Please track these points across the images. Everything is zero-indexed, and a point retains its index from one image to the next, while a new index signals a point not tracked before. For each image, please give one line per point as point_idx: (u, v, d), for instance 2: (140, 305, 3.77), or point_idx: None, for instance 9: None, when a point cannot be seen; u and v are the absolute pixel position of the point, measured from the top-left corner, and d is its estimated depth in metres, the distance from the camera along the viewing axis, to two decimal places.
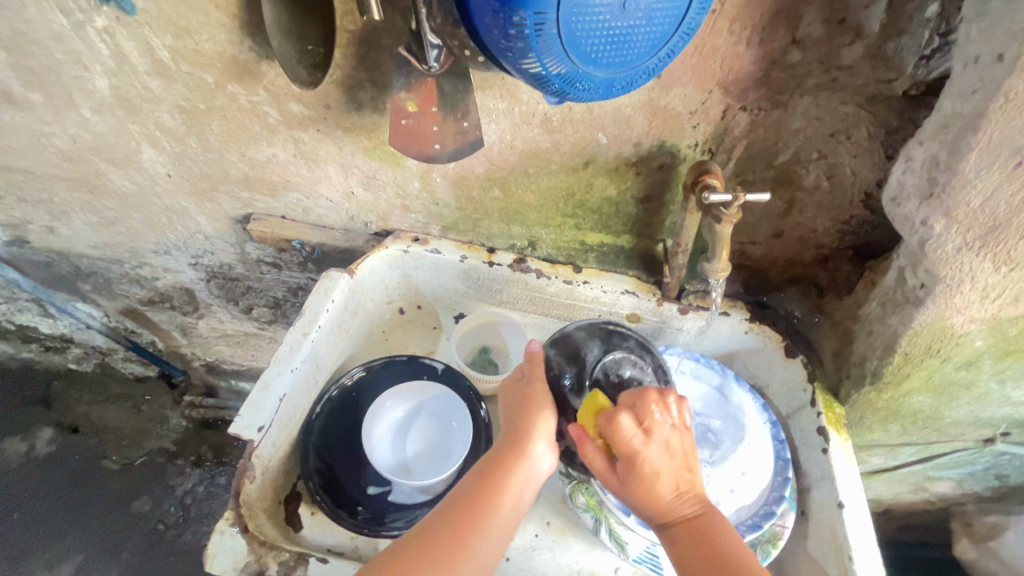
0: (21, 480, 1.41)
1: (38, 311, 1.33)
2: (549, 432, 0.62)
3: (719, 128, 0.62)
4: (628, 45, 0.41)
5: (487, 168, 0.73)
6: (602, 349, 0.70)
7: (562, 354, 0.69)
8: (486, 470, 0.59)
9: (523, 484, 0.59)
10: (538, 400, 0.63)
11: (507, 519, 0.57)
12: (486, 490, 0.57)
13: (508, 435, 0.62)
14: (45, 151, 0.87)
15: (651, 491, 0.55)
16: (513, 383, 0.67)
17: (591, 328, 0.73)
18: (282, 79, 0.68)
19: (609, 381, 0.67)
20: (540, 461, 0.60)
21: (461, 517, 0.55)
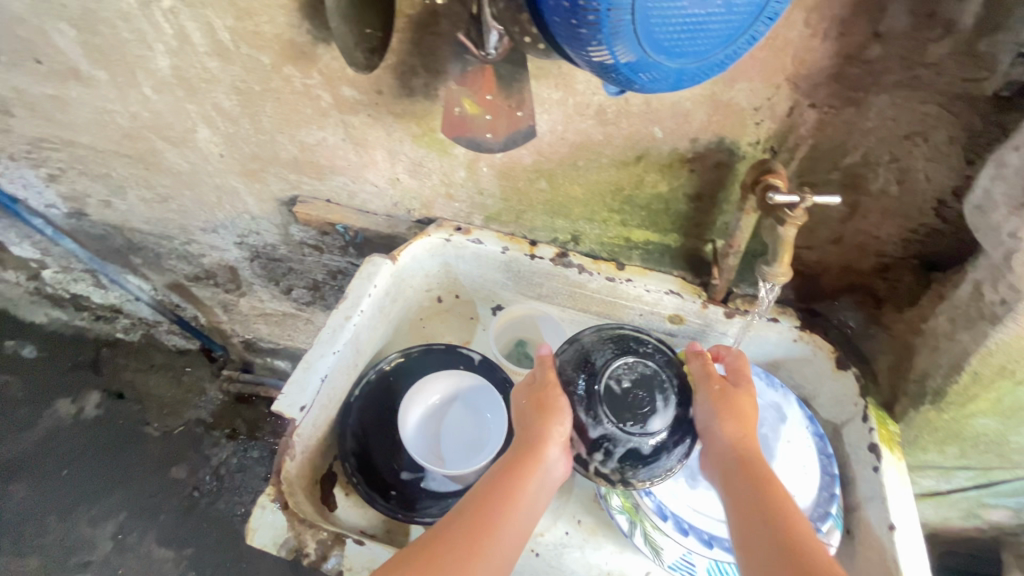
0: (70, 440, 1.49)
1: (91, 281, 1.39)
2: (562, 438, 0.60)
3: (784, 126, 0.59)
4: (703, 34, 0.39)
5: (535, 159, 0.72)
6: (614, 354, 0.62)
7: (568, 359, 0.64)
8: (500, 478, 0.59)
9: (537, 489, 0.59)
10: (553, 405, 0.61)
11: (524, 522, 0.58)
12: (500, 496, 0.58)
13: (522, 442, 0.61)
14: (107, 127, 0.90)
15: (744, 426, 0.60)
16: (526, 387, 0.65)
17: (600, 333, 0.65)
18: (336, 63, 0.68)
19: (611, 392, 0.60)
20: (552, 468, 0.60)
21: (478, 521, 0.56)
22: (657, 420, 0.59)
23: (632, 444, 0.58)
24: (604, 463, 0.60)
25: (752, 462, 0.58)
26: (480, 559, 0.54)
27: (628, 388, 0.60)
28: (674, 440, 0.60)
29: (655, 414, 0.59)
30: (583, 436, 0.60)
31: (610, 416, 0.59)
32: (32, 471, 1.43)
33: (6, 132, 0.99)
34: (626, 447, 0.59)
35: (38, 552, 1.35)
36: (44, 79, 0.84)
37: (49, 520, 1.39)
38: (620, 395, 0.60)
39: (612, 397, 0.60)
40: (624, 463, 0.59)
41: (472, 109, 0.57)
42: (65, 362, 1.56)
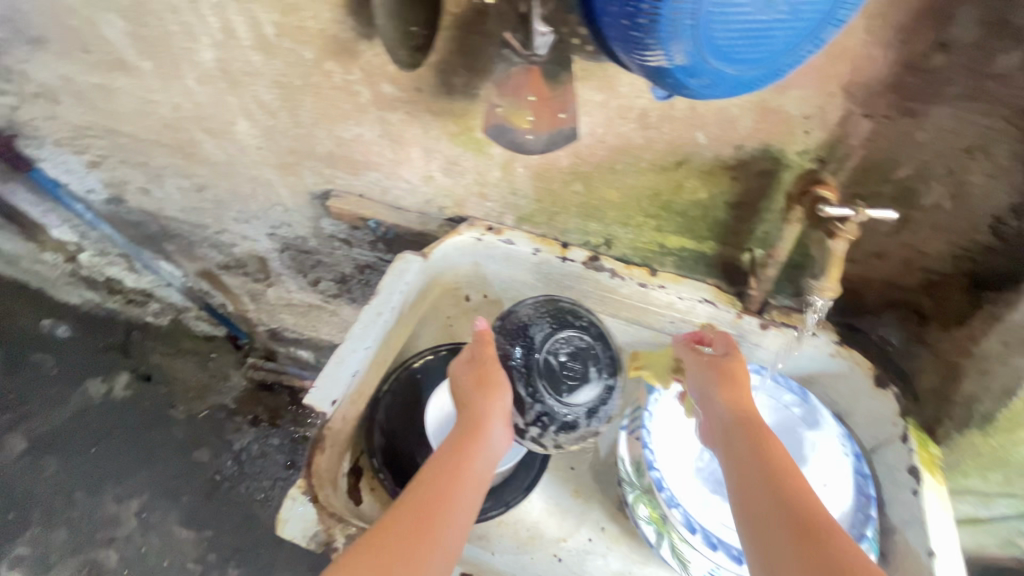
0: (99, 418, 1.52)
1: (125, 266, 1.42)
2: (502, 411, 0.65)
3: (835, 136, 0.57)
4: (765, 40, 0.38)
5: (572, 161, 0.71)
6: (550, 326, 0.69)
7: (507, 332, 0.70)
8: (448, 458, 0.61)
9: (484, 463, 0.62)
10: (492, 379, 0.66)
11: (476, 489, 0.60)
12: (453, 468, 0.60)
13: (467, 415, 0.64)
14: (150, 117, 0.92)
15: (734, 394, 0.63)
16: (464, 363, 0.68)
17: (540, 304, 0.71)
18: (377, 60, 0.68)
19: (548, 364, 0.68)
20: (490, 437, 0.63)
21: (434, 492, 0.58)
22: (587, 390, 0.67)
23: (565, 412, 0.66)
24: (539, 430, 0.67)
25: (749, 425, 0.60)
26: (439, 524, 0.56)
27: (564, 360, 0.68)
28: (601, 409, 0.67)
29: (586, 385, 0.67)
30: (519, 405, 0.67)
31: (546, 386, 0.67)
32: (63, 447, 1.46)
33: (52, 119, 1.01)
34: (558, 415, 0.66)
35: (65, 525, 1.38)
36: (91, 68, 0.86)
37: (78, 496, 1.42)
38: (555, 367, 0.68)
39: (548, 370, 0.68)
40: (556, 431, 0.66)
41: (524, 120, 0.56)
42: (97, 343, 1.60)
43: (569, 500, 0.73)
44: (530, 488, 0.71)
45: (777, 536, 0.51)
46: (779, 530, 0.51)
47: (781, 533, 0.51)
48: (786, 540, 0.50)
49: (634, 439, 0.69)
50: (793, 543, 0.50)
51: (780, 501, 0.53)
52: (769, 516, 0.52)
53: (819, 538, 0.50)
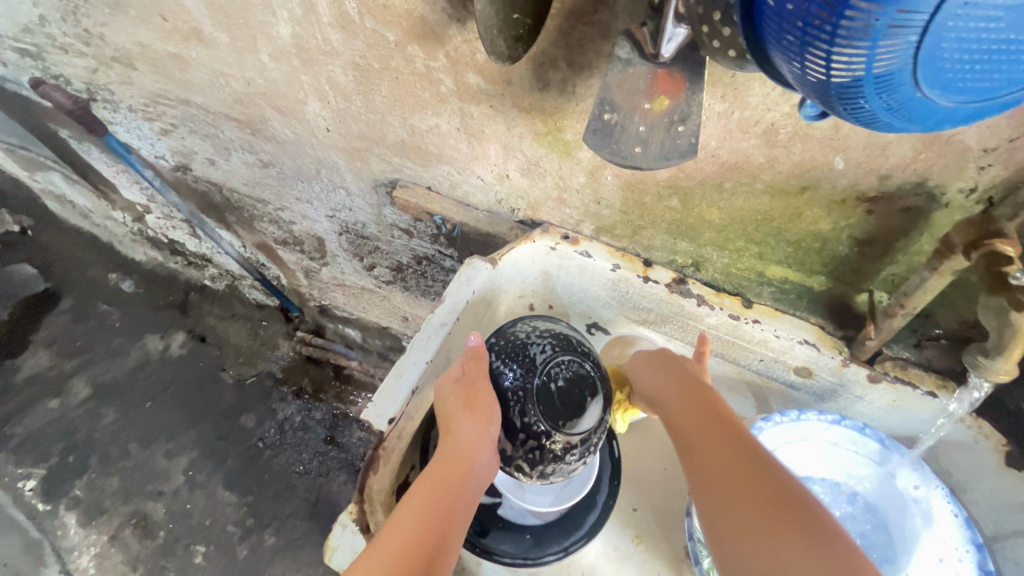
0: (154, 375, 1.54)
1: (188, 231, 1.43)
2: (489, 437, 0.59)
3: (1018, 175, 0.47)
4: (1010, 67, 0.28)
5: (671, 175, 0.63)
6: (550, 349, 0.60)
7: (502, 352, 0.62)
8: (434, 482, 0.56)
9: (467, 486, 0.57)
10: (481, 403, 0.59)
11: (465, 478, 0.57)
12: (435, 477, 0.57)
13: (455, 442, 0.58)
14: (222, 90, 0.89)
15: (671, 367, 0.64)
16: (452, 381, 0.61)
17: (537, 327, 0.63)
18: (467, 47, 0.61)
19: (546, 389, 0.58)
20: (480, 461, 0.58)
21: (420, 498, 0.55)
22: (586, 418, 0.59)
23: (559, 442, 0.57)
24: (529, 461, 0.58)
25: (695, 388, 0.61)
26: (434, 527, 0.53)
27: (562, 387, 0.58)
28: (596, 437, 0.60)
29: (584, 413, 0.58)
30: (508, 431, 0.59)
31: (542, 415, 0.58)
32: (121, 399, 1.50)
33: (127, 84, 1.00)
34: (553, 447, 0.57)
35: (118, 475, 1.41)
36: (168, 37, 0.83)
37: (131, 447, 1.45)
38: (553, 393, 0.58)
39: (545, 396, 0.58)
40: (548, 462, 0.58)
41: (660, 106, 0.47)
42: (157, 300, 1.64)
43: (630, 545, 0.66)
44: (592, 534, 0.65)
45: (723, 481, 0.51)
46: (731, 490, 0.50)
47: (726, 477, 0.51)
48: (733, 483, 0.50)
49: None
50: (741, 482, 0.50)
51: (725, 448, 0.53)
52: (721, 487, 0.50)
53: (760, 470, 0.50)
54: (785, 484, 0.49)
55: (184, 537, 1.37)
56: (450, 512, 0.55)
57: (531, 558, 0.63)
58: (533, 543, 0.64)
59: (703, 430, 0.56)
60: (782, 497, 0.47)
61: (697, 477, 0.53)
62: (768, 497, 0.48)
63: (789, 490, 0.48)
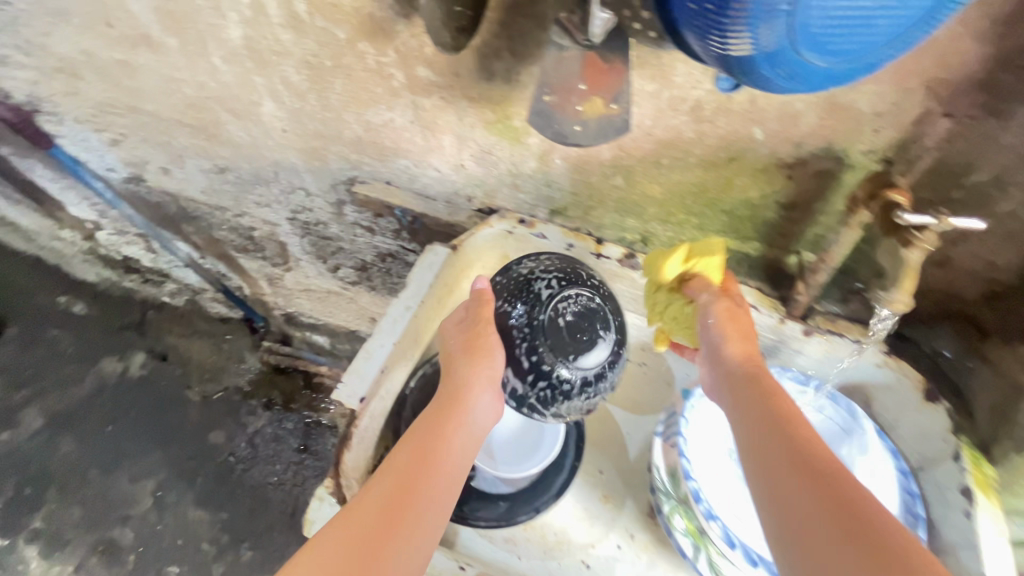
0: (113, 397, 1.50)
1: (143, 246, 1.39)
2: (491, 381, 0.61)
3: (907, 135, 0.53)
4: (866, 30, 0.34)
5: (614, 154, 0.67)
6: (556, 285, 0.62)
7: (506, 291, 0.64)
8: (428, 432, 0.58)
9: (463, 438, 0.59)
10: (482, 346, 0.61)
11: (463, 426, 0.59)
12: (428, 424, 0.59)
13: (453, 382, 0.60)
14: (173, 96, 0.89)
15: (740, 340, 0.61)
16: (455, 325, 0.64)
17: (540, 264, 0.65)
18: (414, 41, 0.64)
19: (554, 324, 0.60)
20: (477, 403, 0.60)
21: (414, 447, 0.57)
22: (595, 354, 0.60)
23: (569, 379, 0.60)
24: (541, 400, 0.61)
25: (757, 376, 0.58)
26: (416, 477, 0.54)
27: (570, 322, 0.60)
28: (609, 375, 0.62)
29: (593, 348, 0.60)
30: (518, 371, 0.61)
31: (550, 350, 0.59)
32: (80, 424, 1.45)
33: (72, 95, 0.99)
34: (563, 383, 0.60)
35: (81, 503, 1.37)
36: (114, 44, 0.83)
37: (94, 473, 1.40)
38: (562, 328, 0.60)
39: (555, 331, 0.60)
40: (558, 400, 0.60)
41: (592, 94, 0.52)
42: (113, 321, 1.58)
43: (598, 505, 0.70)
44: (561, 493, 0.69)
45: (788, 483, 0.49)
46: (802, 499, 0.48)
47: (795, 480, 0.49)
48: (789, 474, 0.49)
49: (670, 446, 0.65)
50: (811, 490, 0.48)
51: (783, 438, 0.52)
52: (787, 494, 0.48)
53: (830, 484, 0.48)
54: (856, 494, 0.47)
55: (155, 561, 1.34)
56: (438, 464, 0.56)
57: (505, 520, 0.68)
58: (506, 509, 0.68)
59: (765, 424, 0.54)
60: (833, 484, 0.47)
61: (760, 476, 0.51)
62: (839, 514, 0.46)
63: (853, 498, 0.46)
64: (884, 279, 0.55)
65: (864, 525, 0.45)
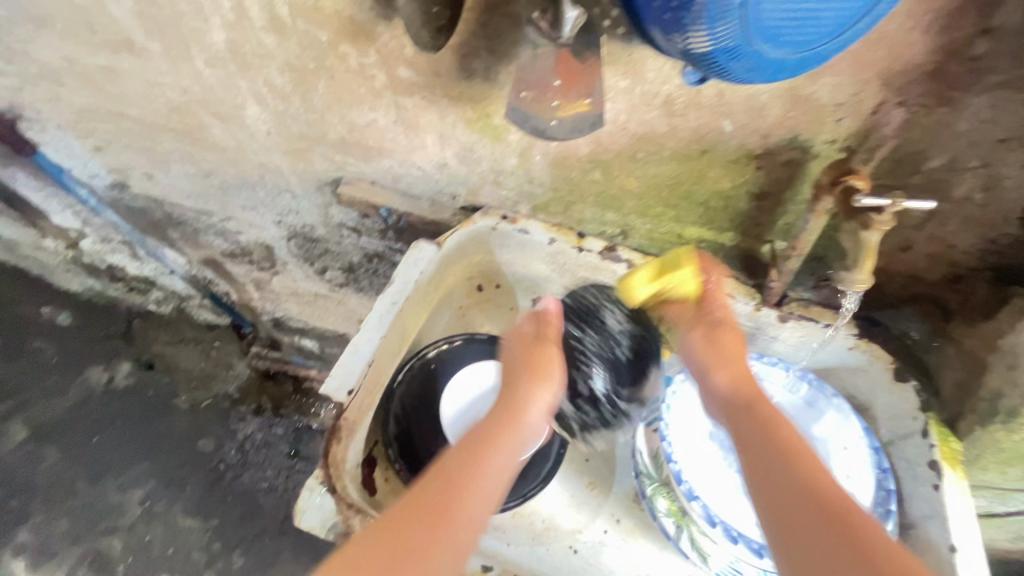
0: (100, 407, 1.48)
1: (128, 254, 1.38)
2: (548, 405, 0.62)
3: (866, 124, 0.56)
4: (813, 22, 0.37)
5: (592, 149, 0.70)
6: (621, 317, 0.66)
7: (574, 317, 0.68)
8: (479, 442, 0.59)
9: (512, 451, 0.59)
10: (546, 369, 0.62)
11: (513, 448, 0.59)
12: (482, 435, 0.59)
13: (512, 398, 0.62)
14: (157, 101, 0.90)
15: (726, 367, 0.61)
16: (525, 343, 0.65)
17: (607, 291, 0.68)
18: (395, 42, 0.66)
19: (619, 359, 0.66)
20: (531, 421, 0.61)
21: (463, 460, 0.57)
22: (644, 389, 0.67)
23: (619, 411, 0.67)
24: (584, 425, 0.68)
25: (753, 397, 0.59)
26: (466, 487, 0.55)
27: (631, 358, 0.66)
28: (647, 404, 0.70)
29: (645, 384, 0.67)
30: (573, 396, 0.68)
31: (610, 385, 0.66)
32: (66, 436, 1.44)
33: (55, 101, 0.99)
34: (612, 415, 0.67)
35: (68, 515, 1.36)
36: (97, 49, 0.84)
37: (82, 483, 1.39)
38: (623, 364, 0.66)
39: (618, 365, 0.66)
40: (601, 428, 0.68)
41: (566, 88, 0.54)
42: (98, 331, 1.56)
43: (585, 491, 0.72)
44: (548, 479, 0.70)
45: (790, 506, 0.50)
46: (799, 514, 0.49)
47: (809, 521, 0.48)
48: (784, 490, 0.51)
49: (652, 431, 0.68)
50: (827, 532, 0.47)
51: (777, 453, 0.53)
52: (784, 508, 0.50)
53: (824, 498, 0.49)
54: (871, 540, 0.46)
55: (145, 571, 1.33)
56: (488, 476, 0.56)
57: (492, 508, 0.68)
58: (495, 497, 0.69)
59: (772, 459, 0.53)
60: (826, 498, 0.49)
61: (763, 506, 0.52)
62: (833, 527, 0.47)
63: (845, 511, 0.48)
64: (845, 260, 0.59)
65: (854, 537, 0.46)
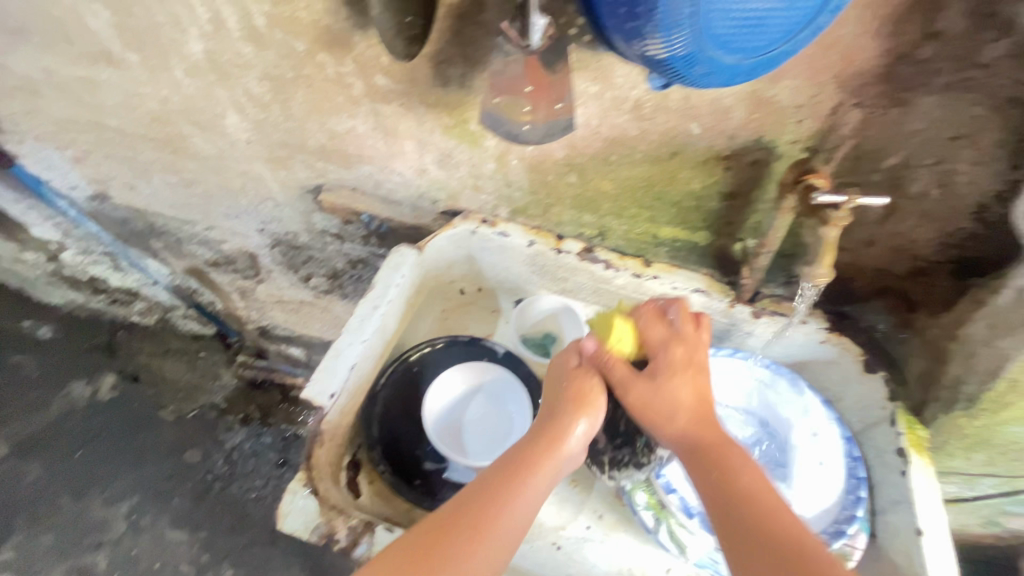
0: (83, 421, 1.47)
1: (110, 265, 1.37)
2: (589, 435, 0.61)
3: (825, 125, 0.59)
4: (762, 29, 0.39)
5: (567, 153, 0.71)
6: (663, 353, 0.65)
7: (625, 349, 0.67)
8: (521, 459, 0.58)
9: (554, 473, 0.58)
10: (591, 402, 0.61)
11: (552, 477, 0.58)
12: (523, 454, 0.58)
13: (554, 424, 0.60)
14: (136, 111, 0.90)
15: (677, 414, 0.59)
16: (570, 372, 0.64)
17: None
18: (372, 51, 0.68)
19: None
20: (571, 450, 0.59)
21: (503, 485, 0.55)
22: None
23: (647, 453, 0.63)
24: (614, 460, 0.66)
25: (705, 437, 0.58)
26: (507, 504, 0.54)
27: None
28: None
29: None
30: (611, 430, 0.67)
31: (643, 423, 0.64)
32: (48, 451, 1.42)
33: (33, 113, 0.98)
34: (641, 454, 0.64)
35: (52, 531, 1.34)
36: (75, 61, 0.84)
37: (66, 498, 1.37)
38: None
39: None
40: (629, 466, 0.65)
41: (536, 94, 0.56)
42: (81, 344, 1.55)
43: (568, 488, 0.73)
44: None
45: (755, 553, 0.50)
46: (765, 560, 0.50)
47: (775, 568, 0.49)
48: (747, 538, 0.51)
49: None
50: None
51: (733, 498, 0.54)
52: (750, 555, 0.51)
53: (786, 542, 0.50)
54: None
55: None
56: (527, 491, 0.56)
57: None
58: None
59: (730, 509, 0.53)
60: (788, 543, 0.50)
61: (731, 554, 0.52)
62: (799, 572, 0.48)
63: (809, 553, 0.49)
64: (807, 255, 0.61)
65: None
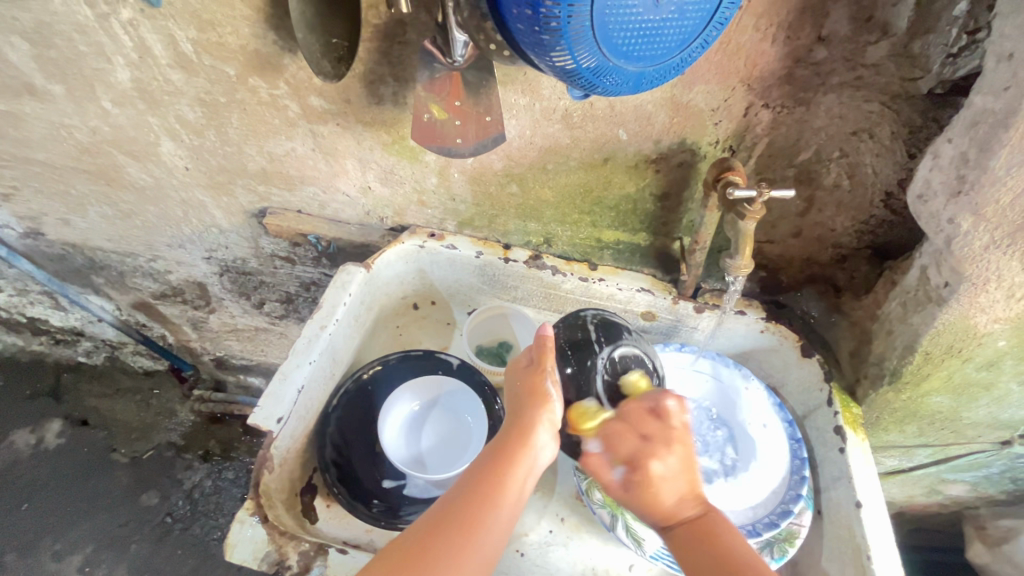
0: (26, 472, 1.37)
1: (50, 304, 1.31)
2: (552, 422, 0.60)
3: (740, 126, 0.64)
4: (659, 38, 0.42)
5: (505, 164, 0.73)
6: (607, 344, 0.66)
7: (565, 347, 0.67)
8: (494, 458, 0.57)
9: (527, 473, 0.58)
10: (541, 390, 0.62)
11: (526, 469, 0.57)
12: (498, 454, 0.58)
13: (520, 420, 0.60)
14: (64, 143, 0.87)
15: (656, 505, 0.55)
16: (523, 368, 0.65)
17: (577, 317, 0.70)
18: (303, 73, 0.68)
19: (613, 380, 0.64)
20: (543, 447, 0.59)
21: (478, 487, 0.54)
22: None
23: None
24: None
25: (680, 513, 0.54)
26: (489, 508, 0.53)
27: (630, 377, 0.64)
28: None
29: None
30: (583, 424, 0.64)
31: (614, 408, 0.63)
32: None
33: None
34: None
35: None
36: None
37: (10, 557, 1.28)
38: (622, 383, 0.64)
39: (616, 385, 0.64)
40: None
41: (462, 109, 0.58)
42: (22, 391, 1.46)
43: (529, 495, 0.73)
44: None
45: None
46: None
47: None
48: None
49: None
50: None
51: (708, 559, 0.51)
52: None
53: None
54: None
55: None
56: (505, 491, 0.55)
57: None
58: None
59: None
60: None
61: None
62: None
63: None
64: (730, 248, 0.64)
65: None
